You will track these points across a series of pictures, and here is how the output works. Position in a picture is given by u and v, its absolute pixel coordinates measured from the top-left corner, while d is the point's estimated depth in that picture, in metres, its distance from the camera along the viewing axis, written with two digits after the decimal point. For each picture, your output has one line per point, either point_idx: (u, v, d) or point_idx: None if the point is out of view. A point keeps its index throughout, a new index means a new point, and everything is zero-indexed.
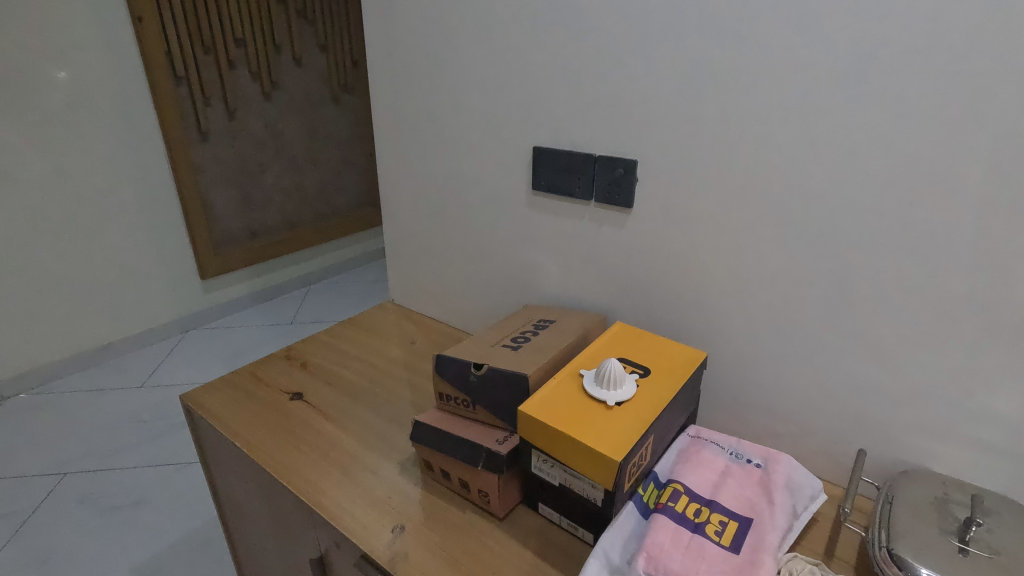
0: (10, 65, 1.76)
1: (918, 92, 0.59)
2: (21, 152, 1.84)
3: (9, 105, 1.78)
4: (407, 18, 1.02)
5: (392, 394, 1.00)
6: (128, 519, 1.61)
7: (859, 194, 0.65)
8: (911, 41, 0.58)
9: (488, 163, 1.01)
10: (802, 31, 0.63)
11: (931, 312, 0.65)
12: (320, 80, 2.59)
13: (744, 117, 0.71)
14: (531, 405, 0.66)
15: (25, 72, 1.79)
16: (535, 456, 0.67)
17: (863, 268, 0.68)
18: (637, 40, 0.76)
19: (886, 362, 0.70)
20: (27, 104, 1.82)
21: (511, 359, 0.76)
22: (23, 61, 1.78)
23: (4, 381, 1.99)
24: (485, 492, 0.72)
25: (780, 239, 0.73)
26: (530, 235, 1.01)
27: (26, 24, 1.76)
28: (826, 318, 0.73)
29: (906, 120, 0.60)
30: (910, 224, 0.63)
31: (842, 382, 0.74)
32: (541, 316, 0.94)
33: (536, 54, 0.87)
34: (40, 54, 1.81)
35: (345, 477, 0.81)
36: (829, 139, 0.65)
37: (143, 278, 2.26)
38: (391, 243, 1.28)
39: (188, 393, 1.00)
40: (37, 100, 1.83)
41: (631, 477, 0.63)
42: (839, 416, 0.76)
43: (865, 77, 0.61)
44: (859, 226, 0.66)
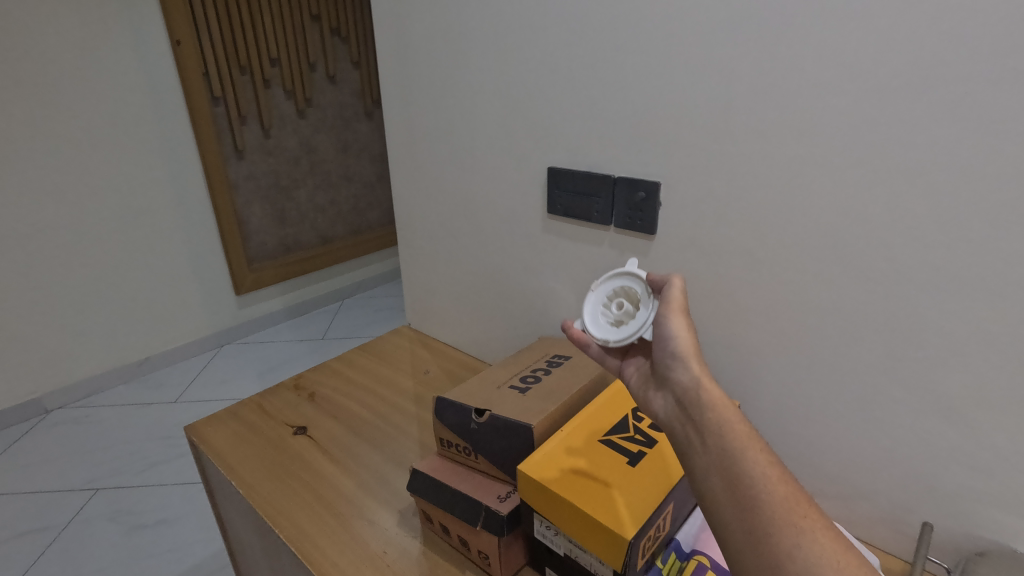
0: (56, 88, 1.81)
1: (998, 103, 0.49)
2: (62, 171, 1.88)
3: (52, 126, 1.83)
4: (419, 35, 0.97)
5: (399, 431, 0.94)
6: (153, 538, 1.61)
7: (926, 224, 0.55)
8: (989, 41, 0.48)
9: (502, 184, 0.95)
10: (849, 36, 0.55)
11: (1016, 366, 0.54)
12: (353, 96, 2.58)
13: (781, 135, 0.62)
14: (532, 463, 0.59)
15: (65, 92, 1.83)
16: (538, 521, 0.59)
17: (934, 311, 0.57)
18: (661, 51, 0.68)
19: (958, 421, 0.59)
20: (71, 125, 1.87)
21: (517, 405, 0.69)
22: (63, 82, 1.82)
23: (49, 394, 2.04)
24: (485, 554, 0.65)
25: (831, 274, 0.63)
26: (547, 261, 0.93)
27: (67, 47, 1.81)
28: (887, 366, 0.62)
29: (983, 135, 0.50)
30: (988, 259, 0.53)
31: (906, 442, 0.63)
32: (557, 351, 0.86)
33: (550, 68, 0.80)
34: (79, 75, 1.85)
35: (338, 527, 0.75)
36: (888, 158, 0.56)
37: (181, 293, 2.30)
38: (408, 266, 1.23)
39: (192, 425, 0.96)
40: (78, 119, 1.88)
41: (645, 552, 0.55)
42: (904, 480, 0.65)
43: (929, 85, 0.52)
44: (925, 260, 0.56)
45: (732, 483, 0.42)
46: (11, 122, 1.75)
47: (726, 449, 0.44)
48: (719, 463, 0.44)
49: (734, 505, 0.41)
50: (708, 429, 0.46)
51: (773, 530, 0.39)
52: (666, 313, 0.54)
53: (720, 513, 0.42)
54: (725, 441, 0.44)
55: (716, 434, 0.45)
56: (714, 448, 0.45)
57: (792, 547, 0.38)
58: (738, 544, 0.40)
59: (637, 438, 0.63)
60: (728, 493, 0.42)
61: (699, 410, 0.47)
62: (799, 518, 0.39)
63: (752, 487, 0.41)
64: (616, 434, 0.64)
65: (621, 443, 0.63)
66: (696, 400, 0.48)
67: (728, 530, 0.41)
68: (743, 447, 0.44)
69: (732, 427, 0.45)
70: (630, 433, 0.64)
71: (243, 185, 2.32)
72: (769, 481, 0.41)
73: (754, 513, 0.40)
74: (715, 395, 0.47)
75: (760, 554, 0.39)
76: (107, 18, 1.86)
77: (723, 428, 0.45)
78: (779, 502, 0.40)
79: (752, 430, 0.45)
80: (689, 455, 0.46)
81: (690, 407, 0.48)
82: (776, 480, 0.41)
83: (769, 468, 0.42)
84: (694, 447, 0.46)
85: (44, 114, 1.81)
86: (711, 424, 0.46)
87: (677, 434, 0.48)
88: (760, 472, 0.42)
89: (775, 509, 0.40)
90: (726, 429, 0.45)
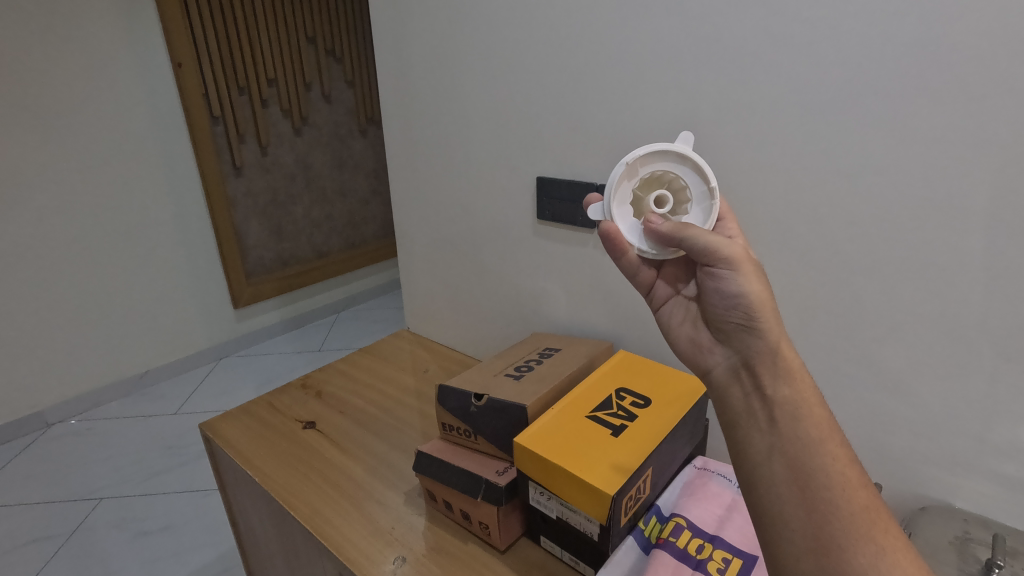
0: (59, 100, 1.79)
1: (915, 114, 0.58)
2: (65, 180, 1.85)
3: (57, 133, 1.80)
4: (417, 56, 1.06)
5: (402, 423, 1.01)
6: (162, 543, 1.52)
7: (864, 219, 0.64)
8: (903, 63, 0.57)
9: (496, 192, 1.03)
10: (793, 58, 0.64)
11: (943, 337, 0.62)
12: (348, 115, 2.63)
13: (740, 145, 0.71)
14: (527, 437, 0.67)
15: (66, 104, 1.80)
16: (533, 489, 0.67)
17: (875, 295, 0.66)
18: (636, 73, 0.77)
19: (898, 391, 0.67)
20: (76, 133, 1.84)
21: (512, 389, 0.76)
22: (63, 92, 1.79)
23: (50, 407, 1.98)
24: (485, 524, 0.71)
25: (788, 266, 0.71)
26: (537, 262, 1.01)
27: (72, 56, 1.79)
28: (838, 345, 0.70)
29: (906, 142, 0.59)
30: (916, 247, 0.61)
31: (856, 412, 0.71)
32: (547, 344, 0.94)
33: (538, 87, 0.89)
34: (80, 85, 1.82)
35: (350, 507, 0.82)
36: (829, 163, 0.64)
37: (181, 303, 2.25)
38: (407, 273, 1.31)
39: (207, 423, 1.02)
40: (80, 126, 1.85)
41: (628, 511, 0.63)
42: (856, 448, 0.73)
43: (858, 100, 0.61)
44: (864, 250, 0.65)
45: (805, 478, 0.40)
46: (17, 131, 1.73)
47: (801, 438, 0.42)
48: (791, 454, 0.41)
49: (804, 501, 0.40)
50: (782, 413, 0.43)
51: (847, 538, 0.38)
52: (734, 265, 0.47)
53: (783, 503, 0.40)
54: (801, 431, 0.42)
55: (792, 422, 0.42)
56: (786, 433, 0.42)
57: (868, 559, 0.37)
58: (800, 541, 0.39)
59: (620, 414, 0.71)
60: (798, 486, 0.40)
61: (771, 385, 0.44)
62: (876, 529, 0.38)
63: (828, 487, 0.40)
64: (601, 411, 0.72)
65: (606, 418, 0.70)
66: (768, 374, 0.44)
67: (790, 525, 0.40)
68: (822, 442, 0.41)
69: (809, 416, 0.43)
70: (614, 410, 0.72)
71: (241, 201, 2.32)
72: (847, 484, 0.40)
73: (828, 515, 0.39)
74: (790, 373, 0.44)
75: (828, 557, 0.38)
76: (111, 32, 1.85)
77: (798, 413, 0.43)
78: (856, 510, 0.39)
79: (828, 420, 0.43)
80: (749, 431, 0.44)
81: (758, 377, 0.45)
82: (854, 484, 0.40)
83: (846, 469, 0.41)
84: (758, 424, 0.44)
85: (50, 123, 1.79)
86: (786, 407, 0.43)
87: (736, 402, 0.45)
88: (836, 473, 0.40)
89: (853, 516, 0.39)
90: (802, 418, 0.42)
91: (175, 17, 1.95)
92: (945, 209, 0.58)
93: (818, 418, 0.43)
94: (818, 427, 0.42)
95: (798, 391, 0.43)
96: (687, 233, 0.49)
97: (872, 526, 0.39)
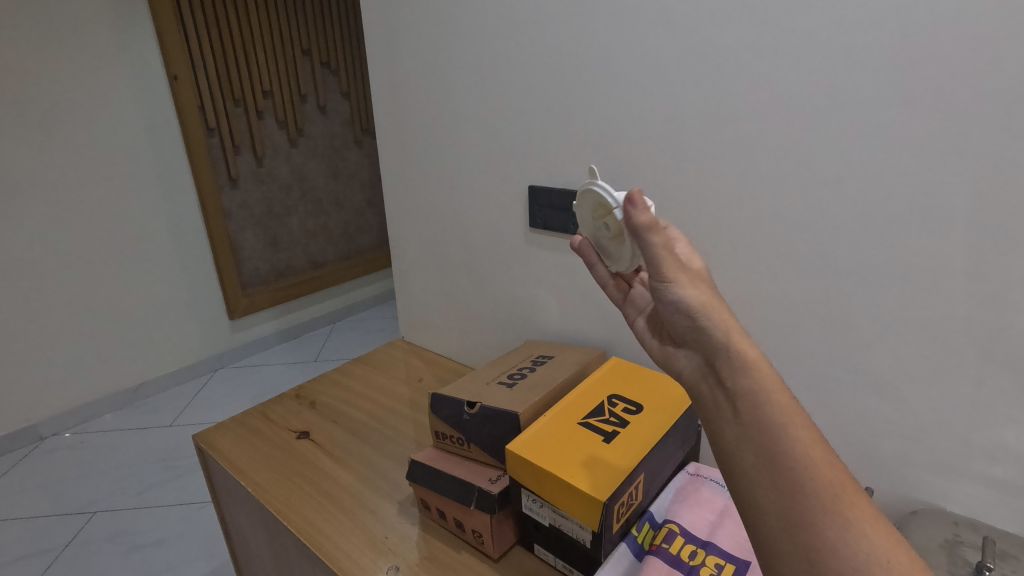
0: (55, 113, 1.80)
1: (898, 122, 0.59)
2: (60, 193, 1.85)
3: (52, 146, 1.81)
4: (409, 69, 1.07)
5: (395, 432, 1.00)
6: (155, 557, 1.51)
7: (851, 224, 0.64)
8: (885, 72, 0.58)
9: (489, 202, 1.04)
10: (778, 68, 0.65)
11: (929, 341, 0.63)
12: (343, 126, 2.64)
13: (727, 153, 0.71)
14: (519, 444, 0.67)
15: (61, 117, 1.81)
16: (525, 496, 0.67)
17: (862, 300, 0.66)
18: (623, 85, 0.78)
19: (887, 395, 0.68)
20: (71, 146, 1.85)
21: (505, 397, 0.77)
22: (58, 105, 1.80)
23: (44, 421, 1.96)
24: (479, 533, 0.71)
25: (775, 272, 0.72)
26: (530, 271, 1.02)
27: (68, 69, 1.80)
28: (827, 351, 0.71)
29: (890, 149, 0.60)
30: (902, 253, 0.62)
31: (847, 417, 0.72)
32: (540, 352, 0.94)
33: (528, 99, 0.90)
34: (76, 98, 1.83)
35: (343, 517, 0.81)
36: (815, 171, 0.65)
37: (176, 314, 2.24)
38: (401, 283, 1.31)
39: (200, 434, 1.02)
40: (75, 139, 1.85)
41: (620, 518, 0.63)
42: (845, 453, 0.73)
43: (842, 109, 0.62)
44: (851, 256, 0.65)
45: (772, 465, 0.38)
46: (12, 144, 1.74)
47: (763, 425, 0.39)
48: (756, 440, 0.39)
49: (773, 486, 0.38)
50: (742, 402, 0.40)
51: (818, 519, 0.36)
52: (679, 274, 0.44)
53: (754, 489, 0.39)
54: (763, 417, 0.39)
55: (754, 409, 0.40)
56: (750, 421, 0.40)
57: (839, 537, 0.35)
58: (774, 526, 0.37)
59: (611, 420, 0.71)
60: (767, 473, 0.38)
61: (730, 376, 0.41)
62: (845, 504, 0.36)
63: (793, 469, 0.38)
64: (593, 418, 0.72)
65: (598, 424, 0.71)
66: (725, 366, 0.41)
67: (764, 512, 0.38)
68: (785, 426, 0.39)
69: (771, 401, 0.40)
70: (605, 416, 0.72)
71: (236, 213, 2.33)
72: (813, 463, 0.37)
73: (796, 497, 0.37)
74: (748, 359, 0.41)
75: (801, 540, 0.36)
76: (107, 46, 1.87)
77: (759, 400, 0.40)
78: (823, 486, 0.37)
79: (790, 402, 0.40)
80: (718, 424, 0.42)
81: (717, 368, 0.42)
82: (821, 462, 0.38)
83: (811, 447, 0.38)
84: (724, 415, 0.41)
85: (47, 136, 1.79)
86: (746, 395, 0.40)
87: (704, 398, 0.43)
88: (802, 453, 0.38)
89: (819, 496, 0.36)
90: (763, 404, 0.40)
91: (170, 31, 1.97)
92: (927, 214, 0.59)
93: (780, 401, 0.40)
94: (780, 409, 0.39)
95: (757, 379, 0.40)
96: (650, 238, 0.43)
97: (844, 503, 0.36)
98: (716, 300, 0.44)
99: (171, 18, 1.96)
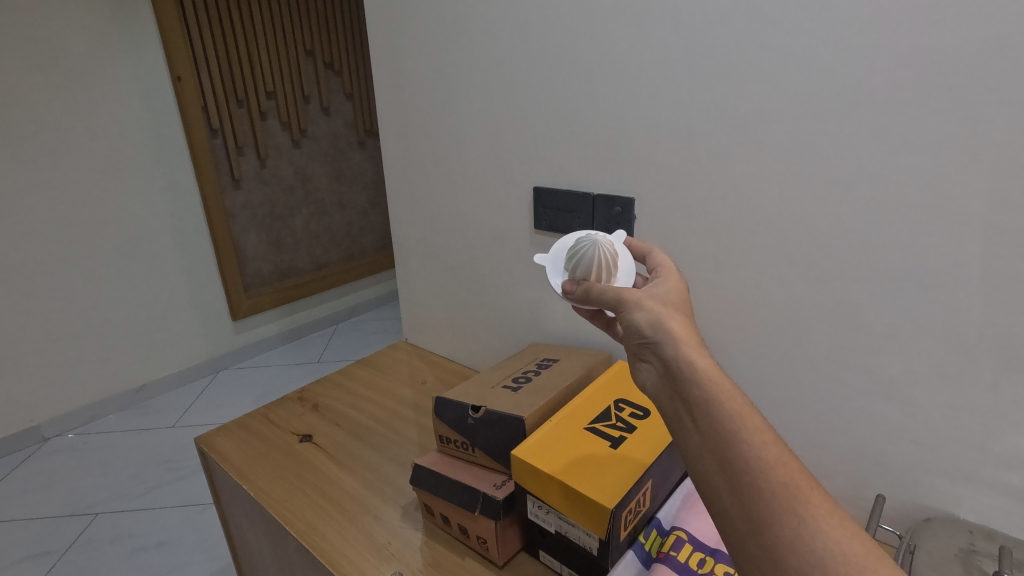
0: (58, 115, 1.79)
1: (913, 124, 0.57)
2: (62, 193, 1.85)
3: (55, 147, 1.80)
4: (413, 69, 1.06)
5: (399, 436, 1.00)
6: (157, 559, 1.50)
7: (863, 226, 0.63)
8: (899, 73, 0.57)
9: (492, 203, 1.03)
10: (790, 68, 0.63)
11: (943, 347, 0.62)
12: (347, 127, 2.63)
13: (737, 154, 0.70)
14: (524, 449, 0.66)
15: (63, 117, 1.81)
16: (531, 503, 0.66)
17: (874, 304, 0.65)
18: (631, 85, 0.77)
19: (900, 401, 0.66)
20: (73, 146, 1.84)
21: (509, 401, 0.76)
22: (61, 105, 1.79)
23: (47, 421, 1.96)
24: (483, 539, 0.70)
25: (783, 275, 0.71)
26: (535, 272, 1.01)
27: (71, 70, 1.80)
28: (837, 356, 0.70)
29: (904, 152, 0.59)
30: (914, 256, 0.61)
31: (858, 422, 0.70)
32: (545, 355, 0.93)
33: (534, 99, 0.89)
34: (79, 99, 1.83)
35: (346, 521, 0.80)
36: (827, 173, 0.64)
37: (179, 315, 2.24)
38: (405, 284, 1.30)
39: (203, 436, 1.01)
40: (77, 139, 1.85)
41: (627, 525, 0.62)
42: (856, 458, 0.72)
43: (854, 111, 0.60)
44: (863, 258, 0.64)
45: (730, 470, 0.39)
46: (16, 145, 1.73)
47: (718, 432, 0.40)
48: (712, 446, 0.40)
49: (734, 491, 0.39)
50: (698, 410, 0.41)
51: (776, 517, 0.37)
52: (631, 301, 0.49)
53: (718, 494, 0.40)
54: (717, 424, 0.40)
55: (708, 417, 0.41)
56: (707, 429, 0.41)
57: (796, 531, 0.36)
58: (740, 527, 0.38)
59: (618, 425, 0.70)
60: (727, 479, 0.39)
61: (684, 387, 0.43)
62: (800, 502, 0.37)
63: (749, 472, 0.38)
64: (600, 422, 0.71)
65: (605, 429, 0.70)
66: (678, 377, 0.43)
67: (728, 515, 0.39)
68: (736, 430, 0.40)
69: (723, 409, 0.41)
70: (612, 421, 0.71)
71: (239, 214, 2.32)
72: (766, 464, 0.38)
73: (754, 499, 0.38)
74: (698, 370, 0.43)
75: (763, 538, 0.37)
76: (110, 47, 1.86)
77: (713, 408, 0.41)
78: (777, 486, 0.38)
79: (743, 405, 0.41)
80: (680, 436, 0.43)
81: (674, 381, 0.44)
82: (775, 461, 0.38)
83: (766, 449, 0.39)
84: (684, 426, 0.43)
85: (50, 136, 1.79)
86: (699, 405, 0.41)
87: (667, 414, 0.44)
88: (754, 455, 0.39)
89: (774, 495, 0.37)
90: (716, 411, 0.41)
91: (173, 31, 1.96)
92: (941, 217, 0.58)
93: (732, 406, 0.41)
94: (732, 413, 0.40)
95: (708, 388, 0.42)
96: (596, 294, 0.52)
97: (799, 499, 0.37)
98: (669, 315, 0.47)
99: (174, 19, 1.96)
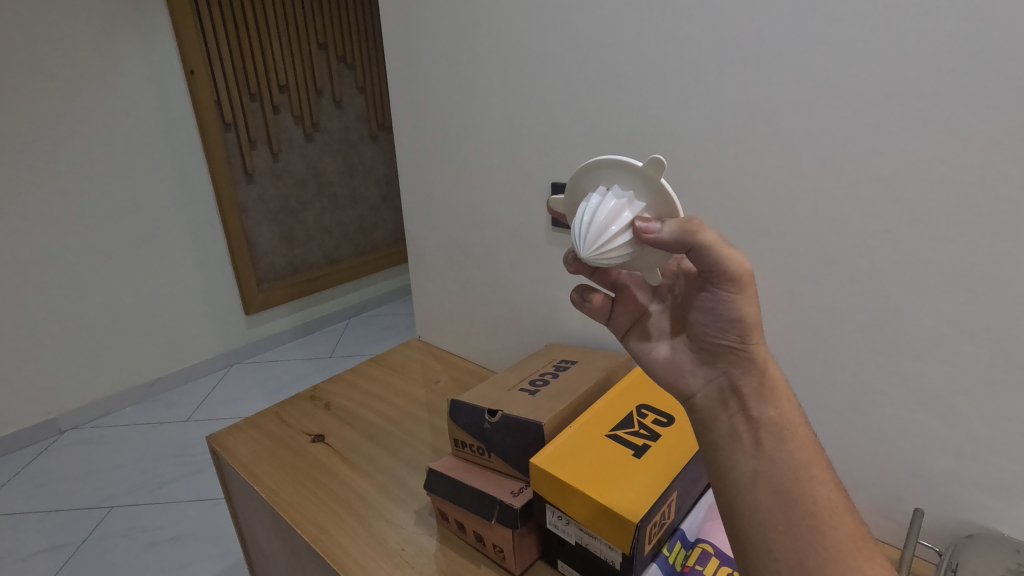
0: (72, 110, 1.79)
1: (963, 120, 0.54)
2: (76, 188, 1.85)
3: (67, 140, 1.80)
4: (427, 61, 1.03)
5: (413, 437, 0.98)
6: (170, 555, 1.49)
7: (904, 227, 0.59)
8: (947, 64, 0.53)
9: (508, 199, 1.00)
10: (828, 60, 0.60)
11: (990, 356, 0.58)
12: (359, 121, 2.60)
13: (767, 153, 0.67)
14: (544, 457, 0.63)
15: (75, 110, 1.80)
16: (550, 512, 0.64)
17: (913, 310, 0.61)
18: (656, 77, 0.74)
19: (938, 410, 0.63)
20: (86, 140, 1.84)
21: (527, 405, 0.73)
22: (74, 98, 1.79)
23: (63, 415, 1.97)
24: (499, 548, 0.68)
25: (816, 277, 0.68)
26: (552, 270, 0.98)
27: (83, 63, 1.79)
28: (873, 363, 0.66)
29: (952, 149, 0.55)
30: (960, 259, 0.57)
31: (896, 432, 0.67)
32: (562, 356, 0.90)
33: (553, 93, 0.86)
34: (91, 92, 1.82)
35: (359, 526, 0.78)
36: (866, 172, 0.60)
37: (192, 309, 2.24)
38: (418, 282, 1.28)
39: (214, 435, 1.00)
40: (89, 133, 1.84)
41: (652, 538, 0.59)
42: (892, 468, 0.69)
43: (898, 107, 0.57)
44: (905, 262, 0.60)
45: (789, 506, 0.42)
46: (30, 140, 1.73)
47: (784, 463, 0.44)
48: (775, 479, 0.43)
49: (786, 529, 0.42)
50: (768, 437, 0.44)
51: (829, 562, 0.41)
52: (741, 284, 0.44)
53: (767, 529, 0.42)
54: (785, 455, 0.44)
55: (778, 447, 0.44)
56: (770, 457, 0.44)
57: None
58: (783, 567, 0.41)
59: (641, 432, 0.68)
60: (784, 515, 0.42)
61: (757, 407, 0.45)
62: (858, 557, 0.41)
63: (812, 515, 0.42)
64: (622, 430, 0.68)
65: (627, 437, 0.67)
66: (750, 397, 0.46)
67: (773, 548, 0.42)
68: (802, 468, 0.44)
69: (790, 441, 0.44)
70: (635, 428, 0.68)
71: (252, 208, 2.31)
72: (823, 506, 0.42)
73: (810, 542, 0.41)
74: (774, 394, 0.46)
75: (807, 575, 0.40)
76: (123, 40, 1.85)
77: (783, 435, 0.44)
78: (831, 533, 0.42)
79: (811, 441, 0.45)
80: (733, 455, 0.45)
81: (743, 399, 0.46)
82: (836, 510, 0.43)
83: (824, 491, 0.43)
84: (742, 447, 0.45)
85: (63, 130, 1.79)
86: (770, 428, 0.45)
87: (720, 426, 0.46)
88: (814, 495, 0.43)
89: (829, 538, 0.41)
90: (786, 441, 0.44)
91: (186, 24, 1.95)
92: (989, 217, 0.55)
93: (802, 440, 0.45)
94: (803, 450, 0.44)
95: (782, 411, 0.45)
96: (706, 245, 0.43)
97: (856, 553, 0.41)
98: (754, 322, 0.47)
99: (187, 12, 1.95)
